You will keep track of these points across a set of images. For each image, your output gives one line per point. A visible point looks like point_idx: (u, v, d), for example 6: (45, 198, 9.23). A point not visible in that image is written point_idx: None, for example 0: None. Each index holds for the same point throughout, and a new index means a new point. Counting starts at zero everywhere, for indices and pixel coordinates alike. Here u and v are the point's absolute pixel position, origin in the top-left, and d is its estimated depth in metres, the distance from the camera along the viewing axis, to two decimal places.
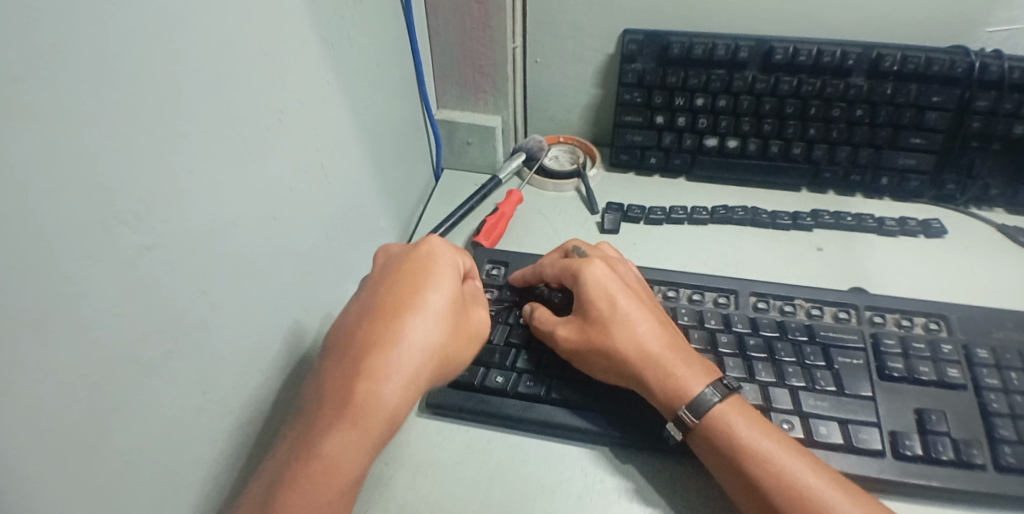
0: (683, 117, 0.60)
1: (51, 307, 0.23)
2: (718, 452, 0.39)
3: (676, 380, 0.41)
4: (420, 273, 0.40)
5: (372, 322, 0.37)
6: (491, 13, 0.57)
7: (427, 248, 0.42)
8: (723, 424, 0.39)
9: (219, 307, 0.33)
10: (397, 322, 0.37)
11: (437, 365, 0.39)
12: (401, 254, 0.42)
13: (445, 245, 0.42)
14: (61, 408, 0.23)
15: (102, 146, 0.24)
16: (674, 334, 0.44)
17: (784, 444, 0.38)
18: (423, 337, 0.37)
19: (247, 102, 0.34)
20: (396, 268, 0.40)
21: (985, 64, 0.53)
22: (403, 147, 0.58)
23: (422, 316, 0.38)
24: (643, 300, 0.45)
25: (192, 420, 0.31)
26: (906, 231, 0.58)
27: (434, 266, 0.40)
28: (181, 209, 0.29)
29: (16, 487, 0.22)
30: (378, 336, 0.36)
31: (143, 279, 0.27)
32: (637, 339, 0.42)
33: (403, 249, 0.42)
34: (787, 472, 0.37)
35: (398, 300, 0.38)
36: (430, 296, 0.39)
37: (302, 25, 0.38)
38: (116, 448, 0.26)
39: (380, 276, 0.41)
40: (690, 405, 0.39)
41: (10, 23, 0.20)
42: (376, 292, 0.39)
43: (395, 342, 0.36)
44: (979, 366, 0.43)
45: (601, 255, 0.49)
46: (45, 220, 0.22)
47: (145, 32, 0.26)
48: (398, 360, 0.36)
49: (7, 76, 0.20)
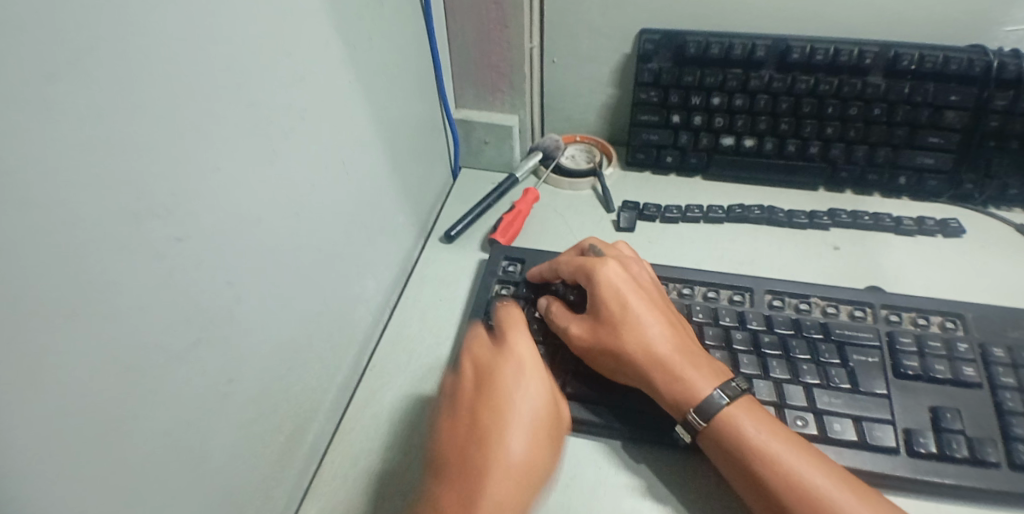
0: (698, 116, 0.61)
1: (88, 294, 0.24)
2: (724, 452, 0.39)
3: (685, 382, 0.41)
4: (512, 384, 0.40)
5: (479, 445, 0.38)
6: (507, 13, 0.58)
7: (513, 354, 0.42)
8: (730, 426, 0.39)
9: (244, 299, 0.34)
10: (501, 442, 0.37)
11: (535, 483, 0.38)
12: (489, 361, 0.42)
13: (524, 349, 0.43)
14: (94, 387, 0.25)
15: (134, 142, 0.26)
16: (685, 335, 0.44)
17: (788, 445, 0.38)
18: (519, 459, 0.37)
19: (272, 103, 0.35)
20: (489, 378, 0.41)
21: (1002, 63, 0.53)
22: (421, 146, 0.59)
23: (519, 434, 0.38)
24: (655, 302, 0.45)
25: (217, 407, 0.33)
26: (923, 230, 0.58)
27: (523, 375, 0.41)
28: (208, 204, 0.30)
29: (50, 463, 0.23)
30: (487, 463, 0.36)
31: (171, 273, 0.28)
32: (647, 341, 0.43)
33: (487, 357, 0.43)
34: (790, 474, 0.37)
35: (499, 416, 0.38)
36: (522, 408, 0.39)
37: (325, 27, 0.39)
38: (145, 430, 0.28)
39: (474, 390, 0.41)
40: (698, 410, 0.40)
41: (48, 25, 0.22)
42: (476, 406, 0.40)
43: (504, 466, 0.36)
44: (994, 365, 0.43)
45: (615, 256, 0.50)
46: (83, 211, 0.24)
47: (175, 35, 0.27)
48: (498, 489, 0.36)
49: (44, 74, 0.22)
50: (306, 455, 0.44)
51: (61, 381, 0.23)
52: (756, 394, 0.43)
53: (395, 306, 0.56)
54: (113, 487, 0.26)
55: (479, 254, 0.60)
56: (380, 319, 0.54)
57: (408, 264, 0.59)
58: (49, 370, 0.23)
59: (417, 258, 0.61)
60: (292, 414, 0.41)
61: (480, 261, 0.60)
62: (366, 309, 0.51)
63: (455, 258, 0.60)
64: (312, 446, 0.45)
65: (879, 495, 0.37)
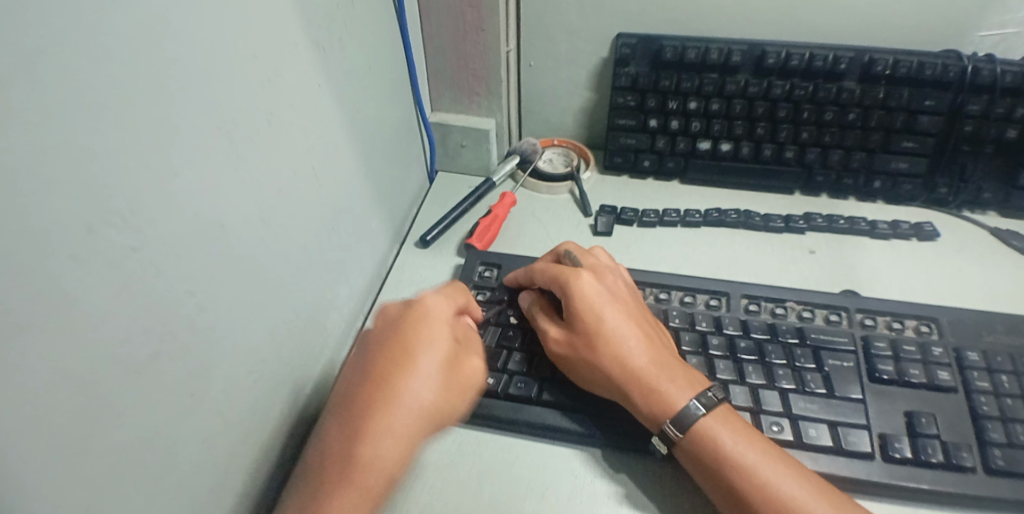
0: (675, 121, 0.61)
1: (35, 305, 0.23)
2: (700, 463, 0.39)
3: (663, 396, 0.40)
4: (417, 326, 0.42)
5: (375, 379, 0.39)
6: (484, 16, 0.57)
7: (419, 306, 0.43)
8: (705, 437, 0.39)
9: (208, 308, 0.33)
10: (394, 385, 0.39)
11: (426, 410, 0.39)
12: (397, 310, 0.44)
13: (426, 295, 0.45)
14: (50, 399, 0.24)
15: (91, 147, 0.25)
16: (661, 346, 0.43)
17: (764, 453, 0.38)
18: (399, 385, 0.39)
19: (237, 105, 0.34)
20: (394, 323, 0.43)
21: (977, 68, 0.53)
22: (396, 150, 0.58)
23: (419, 367, 0.40)
24: (631, 313, 0.45)
25: (180, 419, 0.31)
26: (898, 234, 0.58)
27: (428, 320, 0.42)
28: (170, 210, 0.29)
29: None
30: (379, 393, 0.38)
31: (129, 282, 0.27)
32: (622, 352, 0.42)
33: (398, 307, 0.44)
34: (766, 483, 0.37)
35: (395, 353, 0.40)
36: (425, 346, 0.41)
37: (293, 28, 0.38)
38: (102, 446, 0.26)
39: (377, 340, 0.42)
40: (675, 418, 0.39)
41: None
42: (378, 347, 0.41)
43: (401, 399, 0.38)
44: (969, 369, 0.43)
45: (591, 263, 0.49)
46: (33, 217, 0.23)
47: (134, 34, 0.26)
48: (377, 412, 0.37)
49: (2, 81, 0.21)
50: (274, 467, 0.42)
51: (15, 393, 0.22)
52: (732, 399, 0.42)
53: (369, 312, 0.55)
54: (75, 503, 0.25)
55: (456, 259, 0.59)
56: (353, 326, 0.53)
57: (382, 269, 0.58)
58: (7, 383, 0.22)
59: (392, 263, 0.60)
60: (260, 426, 0.40)
61: (456, 266, 0.59)
62: (338, 315, 0.50)
63: (431, 263, 0.59)
64: (281, 457, 0.43)
65: (852, 502, 0.37)
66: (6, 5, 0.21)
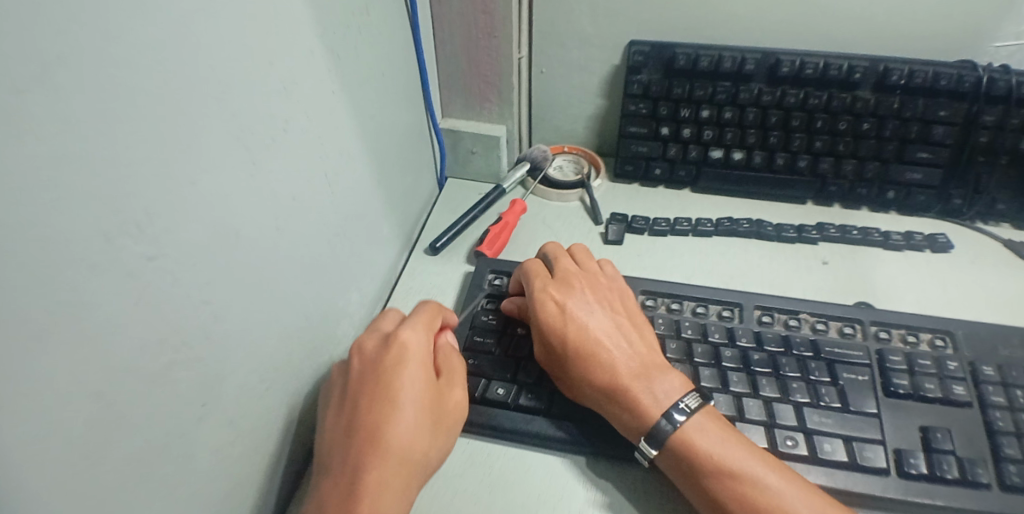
0: (688, 129, 0.60)
1: (51, 314, 0.23)
2: (683, 471, 0.39)
3: (633, 412, 0.40)
4: (408, 377, 0.40)
5: (371, 438, 0.38)
6: (496, 22, 0.57)
7: (399, 347, 0.42)
8: (687, 447, 0.38)
9: (222, 317, 0.33)
10: (387, 442, 0.37)
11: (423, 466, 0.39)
12: (377, 351, 0.42)
13: (411, 334, 0.43)
14: (68, 414, 0.24)
15: (110, 159, 0.25)
16: (631, 359, 0.43)
17: (748, 458, 0.38)
18: (400, 446, 0.38)
19: (252, 116, 0.34)
20: (376, 367, 0.41)
21: (992, 79, 0.53)
22: (407, 156, 0.58)
23: (416, 421, 0.39)
24: (600, 325, 0.45)
25: (193, 429, 0.31)
26: (913, 245, 0.58)
27: (415, 367, 0.41)
28: (185, 220, 0.29)
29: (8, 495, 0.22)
30: (379, 454, 0.37)
31: (144, 292, 0.27)
32: (590, 373, 0.42)
33: (375, 345, 0.42)
34: (750, 491, 0.37)
35: (386, 406, 0.39)
36: (417, 398, 0.40)
37: (308, 35, 0.38)
38: (117, 458, 0.26)
39: (356, 386, 0.40)
40: (649, 436, 0.39)
41: (19, 38, 0.21)
42: (365, 396, 0.39)
43: (401, 458, 0.38)
44: (985, 384, 0.43)
45: (563, 273, 0.49)
46: (52, 229, 0.22)
47: (149, 44, 0.26)
48: (381, 476, 0.37)
49: (12, 89, 0.21)
50: (285, 476, 0.42)
51: (31, 405, 0.22)
52: (746, 413, 0.42)
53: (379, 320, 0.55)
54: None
55: (465, 266, 0.59)
56: None
57: (392, 276, 0.58)
58: (25, 396, 0.22)
59: (402, 270, 0.59)
60: (273, 436, 0.39)
61: (466, 273, 0.59)
62: (349, 323, 0.50)
63: (442, 271, 0.59)
64: (293, 466, 0.43)
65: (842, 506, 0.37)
66: (17, 8, 0.20)
